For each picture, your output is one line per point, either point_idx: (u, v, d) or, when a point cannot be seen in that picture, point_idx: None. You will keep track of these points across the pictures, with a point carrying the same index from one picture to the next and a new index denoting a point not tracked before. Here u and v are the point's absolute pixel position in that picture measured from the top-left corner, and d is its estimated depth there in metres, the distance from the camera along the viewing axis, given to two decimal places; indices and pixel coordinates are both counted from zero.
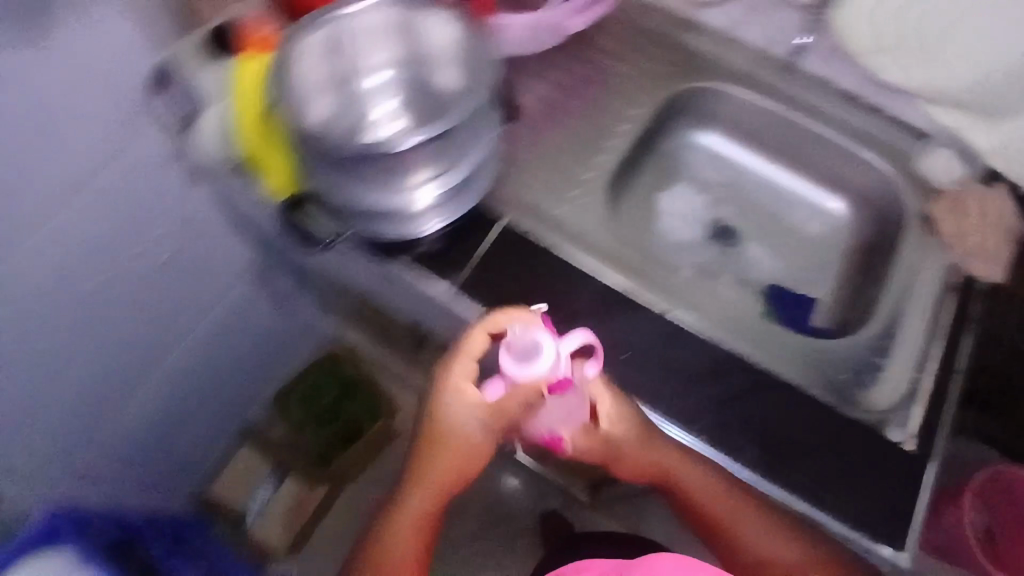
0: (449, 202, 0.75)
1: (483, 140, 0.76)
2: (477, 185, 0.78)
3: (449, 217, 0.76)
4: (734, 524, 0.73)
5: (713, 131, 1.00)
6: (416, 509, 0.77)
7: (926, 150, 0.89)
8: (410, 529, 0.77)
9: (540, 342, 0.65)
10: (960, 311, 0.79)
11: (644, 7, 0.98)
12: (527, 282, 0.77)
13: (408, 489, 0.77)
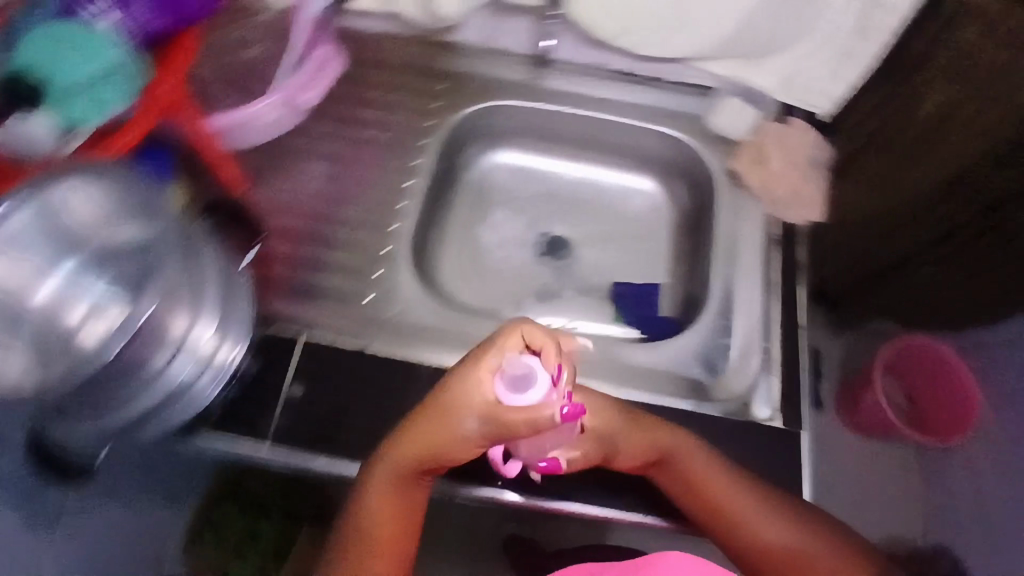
0: (225, 324, 0.63)
1: (204, 258, 0.62)
2: (237, 289, 0.64)
3: (235, 335, 0.63)
4: (735, 516, 0.62)
5: (507, 148, 0.96)
6: (401, 510, 0.60)
7: (712, 106, 0.87)
8: (387, 538, 0.59)
9: (532, 375, 0.51)
10: (788, 261, 0.78)
11: (385, 48, 0.92)
12: (356, 400, 0.69)
13: (388, 501, 0.59)
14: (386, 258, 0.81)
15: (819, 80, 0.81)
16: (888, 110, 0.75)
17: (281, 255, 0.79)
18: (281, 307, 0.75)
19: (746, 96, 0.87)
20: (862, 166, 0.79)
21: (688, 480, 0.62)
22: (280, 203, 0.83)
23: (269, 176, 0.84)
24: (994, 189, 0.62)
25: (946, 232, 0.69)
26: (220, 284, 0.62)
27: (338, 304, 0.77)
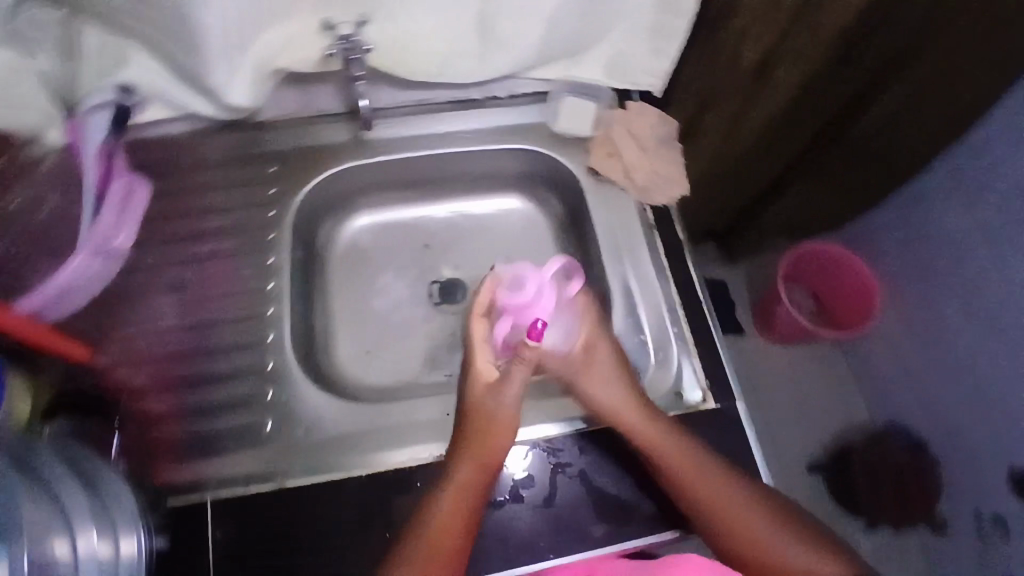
0: (111, 519, 0.57)
1: (45, 464, 0.57)
2: (107, 480, 0.60)
3: (128, 525, 0.58)
4: (745, 523, 0.66)
5: (365, 211, 0.90)
6: (465, 494, 0.64)
7: (553, 110, 0.87)
8: (442, 531, 0.62)
9: (523, 274, 0.72)
10: (669, 240, 0.78)
11: (194, 145, 0.82)
12: (293, 541, 0.64)
13: (462, 482, 0.64)
14: (272, 374, 0.74)
15: (641, 61, 0.83)
16: (708, 74, 0.89)
17: (157, 414, 0.71)
18: (175, 473, 0.67)
19: (579, 92, 0.87)
20: (707, 124, 0.96)
21: (700, 476, 0.65)
22: (135, 356, 0.73)
23: (113, 327, 0.74)
24: (859, 75, 0.81)
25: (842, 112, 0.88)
26: (76, 484, 0.57)
27: (237, 444, 0.70)
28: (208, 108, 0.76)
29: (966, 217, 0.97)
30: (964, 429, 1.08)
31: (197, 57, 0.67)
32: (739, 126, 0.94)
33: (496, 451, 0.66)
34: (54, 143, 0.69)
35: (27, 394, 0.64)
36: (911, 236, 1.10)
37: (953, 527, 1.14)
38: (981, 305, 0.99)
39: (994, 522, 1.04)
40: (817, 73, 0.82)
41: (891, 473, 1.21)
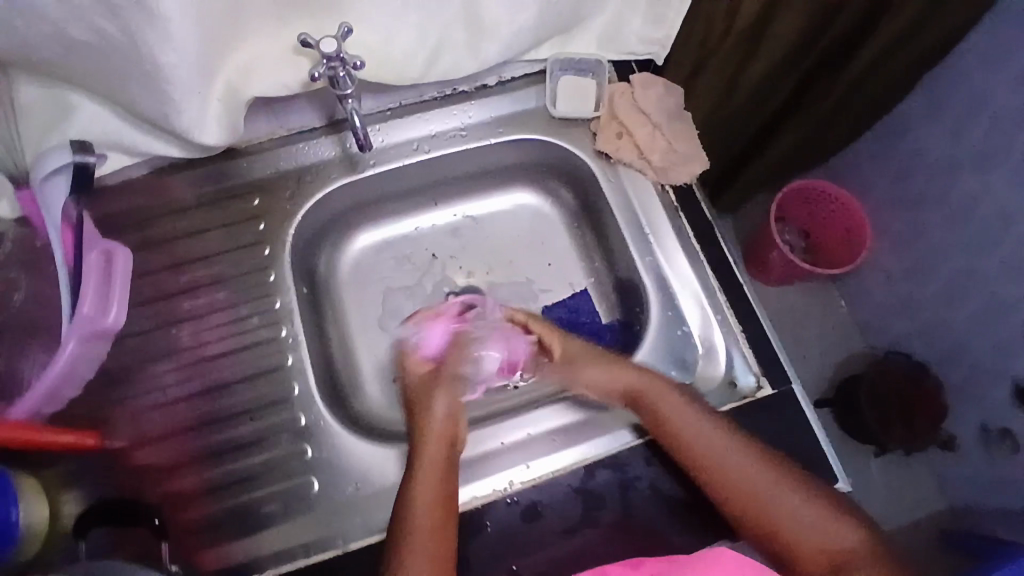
0: None
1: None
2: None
3: None
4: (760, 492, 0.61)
5: (365, 232, 0.84)
6: (436, 475, 0.61)
7: (551, 93, 0.79)
8: (431, 518, 0.58)
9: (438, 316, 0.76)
10: (697, 223, 0.74)
11: (166, 186, 0.74)
12: None
13: (426, 460, 0.62)
14: (306, 431, 0.69)
15: (636, 29, 0.76)
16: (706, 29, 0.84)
17: (188, 491, 0.66)
18: (220, 553, 0.63)
19: (573, 70, 0.79)
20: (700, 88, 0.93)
21: (686, 429, 0.63)
22: (153, 433, 0.68)
23: (118, 406, 0.69)
24: (834, 40, 0.79)
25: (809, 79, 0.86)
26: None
27: (286, 514, 0.65)
28: (179, 152, 0.70)
29: (953, 142, 0.92)
30: (971, 348, 1.01)
31: (162, 99, 0.59)
32: (727, 92, 0.92)
33: (444, 433, 0.65)
34: (3, 218, 0.67)
35: (43, 498, 0.63)
36: (903, 168, 1.03)
37: (961, 442, 1.08)
38: (976, 226, 0.94)
39: (1003, 433, 1.00)
40: (800, 36, 0.79)
41: (902, 395, 1.10)
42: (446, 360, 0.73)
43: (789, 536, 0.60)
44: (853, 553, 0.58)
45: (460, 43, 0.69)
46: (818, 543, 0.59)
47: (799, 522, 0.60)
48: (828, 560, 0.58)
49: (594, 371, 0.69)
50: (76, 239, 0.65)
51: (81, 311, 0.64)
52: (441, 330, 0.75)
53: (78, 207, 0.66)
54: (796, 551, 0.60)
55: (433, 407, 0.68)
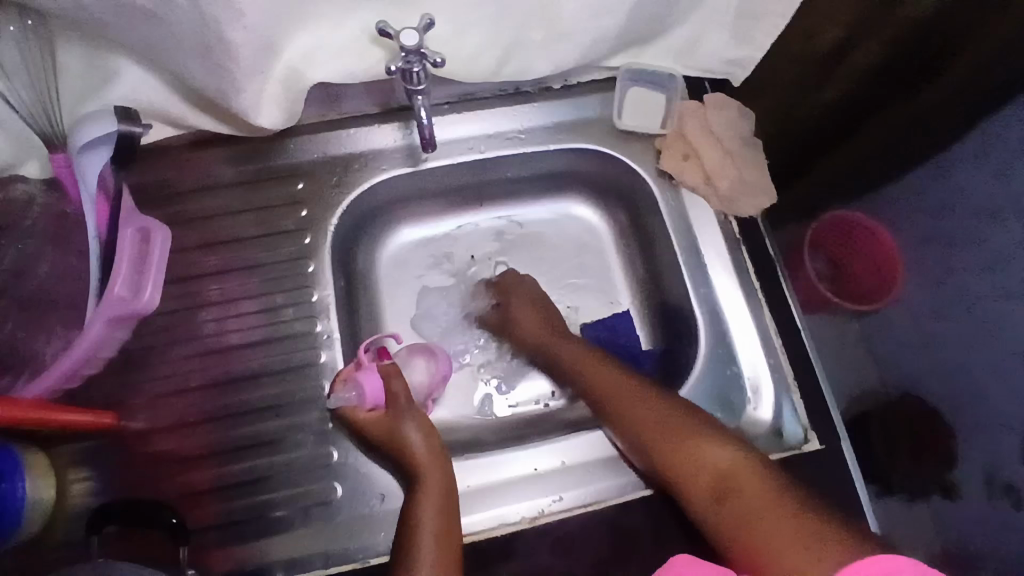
0: None
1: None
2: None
3: None
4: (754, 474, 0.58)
5: (407, 227, 0.81)
6: (438, 506, 0.60)
7: (616, 102, 0.76)
8: (433, 541, 0.57)
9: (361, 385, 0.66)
10: (760, 257, 0.73)
11: (207, 162, 0.70)
12: None
13: (428, 483, 0.61)
14: (332, 433, 0.67)
15: (719, 47, 0.71)
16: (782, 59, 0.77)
17: (201, 486, 0.63)
18: (229, 554, 0.61)
19: (644, 82, 0.75)
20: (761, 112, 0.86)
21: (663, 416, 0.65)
22: (172, 420, 0.65)
23: (137, 389, 0.66)
24: (911, 75, 0.72)
25: (867, 115, 0.78)
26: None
27: (304, 520, 0.63)
28: (228, 130, 0.68)
29: (989, 183, 0.82)
30: (991, 402, 0.88)
31: (222, 78, 0.56)
32: (786, 122, 0.84)
33: (433, 456, 0.63)
34: (33, 179, 0.64)
35: (53, 477, 0.61)
36: (936, 210, 0.90)
37: (962, 490, 0.93)
38: (1015, 277, 0.82)
39: (1010, 489, 0.86)
40: (880, 64, 0.72)
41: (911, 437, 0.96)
42: (392, 400, 0.67)
43: (688, 467, 0.61)
44: (741, 477, 0.58)
45: (538, 44, 0.65)
46: (712, 474, 0.60)
47: (705, 454, 0.61)
48: (719, 483, 0.59)
49: (523, 311, 0.76)
50: (111, 215, 0.64)
51: (112, 292, 0.62)
52: (373, 374, 0.67)
53: (117, 181, 0.65)
54: (695, 476, 0.60)
55: (411, 438, 0.64)
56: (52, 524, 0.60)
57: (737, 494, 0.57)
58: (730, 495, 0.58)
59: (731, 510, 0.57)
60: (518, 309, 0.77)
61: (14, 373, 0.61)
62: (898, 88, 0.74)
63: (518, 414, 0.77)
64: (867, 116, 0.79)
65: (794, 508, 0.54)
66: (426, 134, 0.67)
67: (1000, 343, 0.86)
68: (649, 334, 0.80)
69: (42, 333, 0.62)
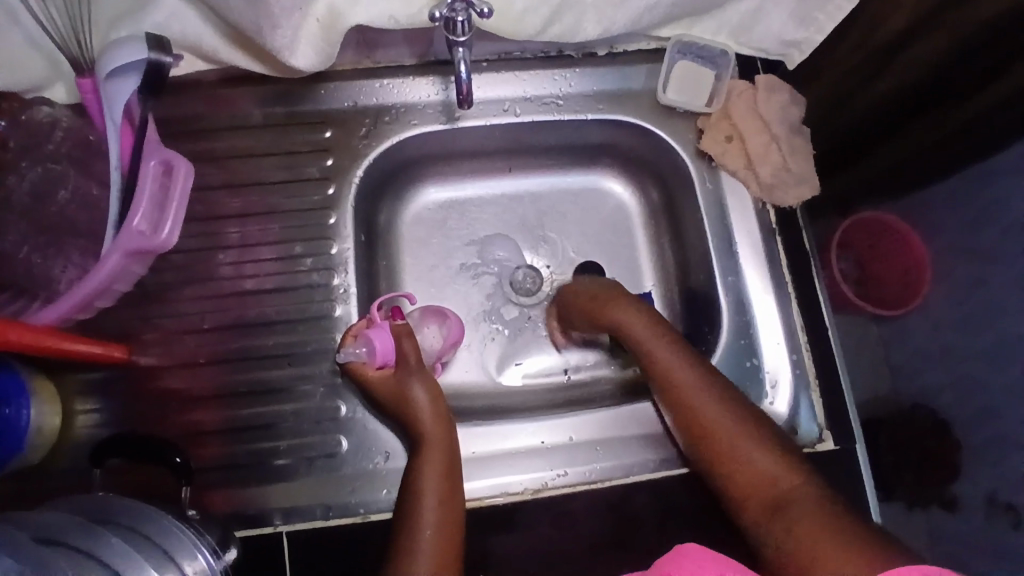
0: (166, 558, 0.49)
1: (74, 518, 0.47)
2: (150, 520, 0.50)
3: (187, 562, 0.50)
4: (794, 497, 0.55)
5: (431, 187, 0.79)
6: (440, 467, 0.59)
7: (662, 74, 0.72)
8: (439, 513, 0.57)
9: (373, 340, 0.64)
10: (794, 252, 0.70)
11: (236, 102, 0.69)
12: None
13: (428, 449, 0.60)
14: (342, 387, 0.66)
15: (779, 27, 0.67)
16: (836, 48, 0.72)
17: (207, 427, 0.63)
18: (230, 496, 0.61)
19: (693, 56, 0.72)
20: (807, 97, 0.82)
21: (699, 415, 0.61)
22: (183, 359, 0.65)
23: (150, 325, 0.65)
24: (973, 76, 0.68)
25: (921, 110, 0.74)
26: (121, 532, 0.48)
27: (309, 469, 0.63)
28: (259, 68, 0.66)
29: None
30: (1006, 419, 0.86)
31: (259, 14, 0.54)
32: (840, 107, 0.79)
33: (437, 420, 0.62)
34: (58, 103, 0.63)
35: (59, 404, 0.62)
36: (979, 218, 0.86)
37: (964, 507, 0.94)
38: None
39: (1012, 511, 0.86)
40: (943, 61, 0.68)
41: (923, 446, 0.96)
42: (401, 359, 0.65)
43: (738, 476, 0.58)
44: (791, 492, 0.56)
45: (590, 6, 0.62)
46: (765, 485, 0.57)
47: (757, 464, 0.58)
48: (768, 495, 0.57)
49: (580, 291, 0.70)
50: (136, 141, 0.60)
51: (130, 224, 0.59)
52: (384, 333, 0.65)
53: (144, 109, 0.61)
54: (742, 484, 0.58)
55: (416, 395, 0.63)
56: (54, 451, 0.61)
57: (787, 511, 0.55)
58: (778, 508, 0.56)
59: (777, 523, 0.54)
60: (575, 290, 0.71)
61: (30, 298, 0.61)
62: (957, 87, 0.70)
63: (520, 388, 0.76)
64: (920, 111, 0.74)
65: (837, 523, 0.52)
66: (462, 91, 0.62)
67: (1023, 361, 0.83)
68: (670, 318, 0.78)
69: (59, 259, 0.62)
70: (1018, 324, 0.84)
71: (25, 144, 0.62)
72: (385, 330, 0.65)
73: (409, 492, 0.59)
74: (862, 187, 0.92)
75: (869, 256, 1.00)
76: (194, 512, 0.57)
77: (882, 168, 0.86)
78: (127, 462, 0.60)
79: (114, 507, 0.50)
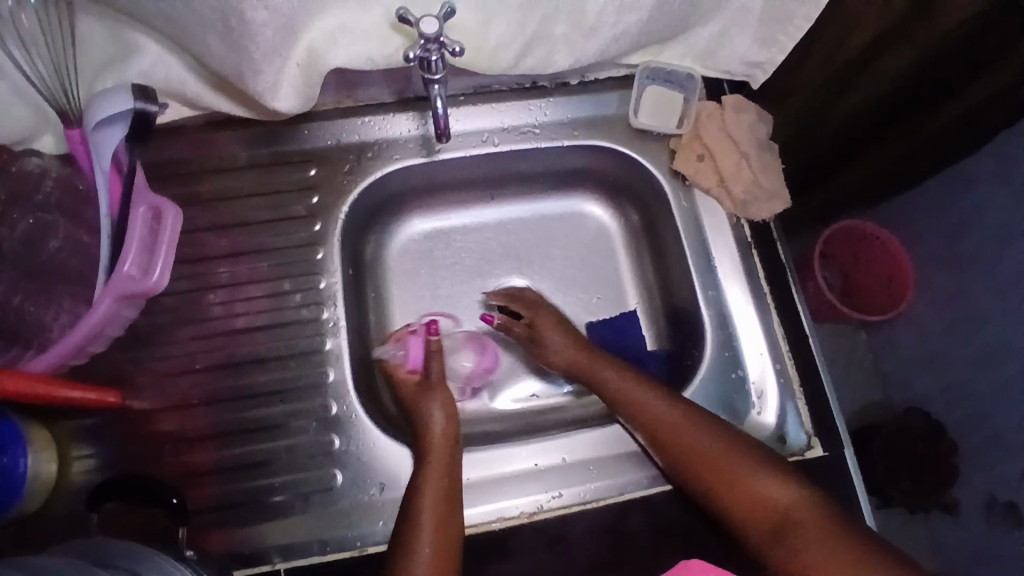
0: None
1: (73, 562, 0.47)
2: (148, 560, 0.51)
3: None
4: (801, 527, 0.57)
5: (415, 219, 0.81)
6: (439, 488, 0.60)
7: (634, 99, 0.75)
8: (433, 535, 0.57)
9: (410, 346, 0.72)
10: (771, 264, 0.72)
11: (222, 146, 0.70)
12: None
13: (429, 465, 0.61)
14: (336, 420, 0.66)
15: (742, 50, 0.70)
16: (797, 67, 0.75)
17: (203, 467, 0.64)
18: (227, 536, 0.61)
19: (662, 81, 0.75)
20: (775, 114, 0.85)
21: (692, 450, 0.62)
22: (176, 400, 0.65)
23: (142, 368, 0.66)
24: (932, 85, 0.71)
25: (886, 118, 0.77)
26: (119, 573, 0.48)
27: (305, 505, 0.63)
28: (243, 112, 0.68)
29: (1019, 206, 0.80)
30: (999, 416, 0.87)
31: (242, 60, 0.56)
32: (811, 120, 0.82)
33: (445, 437, 0.63)
34: (47, 153, 0.64)
35: (54, 451, 0.62)
36: (958, 218, 0.89)
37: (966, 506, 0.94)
38: None
39: (1012, 508, 0.87)
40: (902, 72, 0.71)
41: (918, 452, 0.97)
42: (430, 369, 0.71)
43: (745, 508, 0.60)
44: (794, 513, 0.58)
45: (560, 38, 0.64)
46: (772, 514, 0.59)
47: (760, 491, 0.60)
48: (775, 520, 0.58)
49: (554, 335, 0.73)
50: (125, 188, 0.63)
51: (120, 269, 0.62)
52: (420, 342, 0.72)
53: (132, 157, 0.65)
54: (744, 506, 0.60)
55: (433, 412, 0.66)
56: (51, 498, 0.61)
57: (791, 531, 0.57)
58: (786, 536, 0.57)
59: (784, 548, 0.56)
60: (548, 335, 0.73)
61: (23, 346, 0.62)
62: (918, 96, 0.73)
63: (514, 412, 0.77)
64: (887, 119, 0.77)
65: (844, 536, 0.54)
66: (441, 126, 0.65)
67: (1011, 357, 0.85)
68: (656, 335, 0.79)
69: (51, 307, 0.63)
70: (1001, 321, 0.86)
71: (15, 196, 0.64)
72: (423, 340, 0.72)
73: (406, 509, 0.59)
74: (837, 194, 0.94)
75: (853, 265, 1.02)
76: (192, 553, 0.57)
77: (857, 179, 0.89)
78: (123, 505, 0.60)
79: (114, 549, 0.50)
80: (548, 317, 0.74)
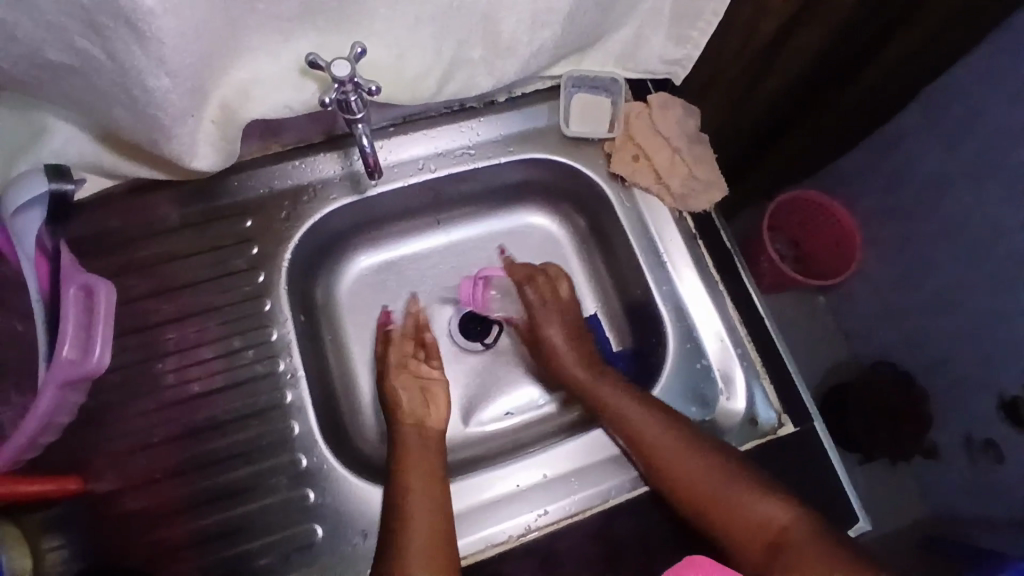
0: None
1: None
2: None
3: None
4: (791, 540, 0.57)
5: (362, 254, 0.80)
6: (427, 516, 0.59)
7: (562, 107, 0.76)
8: (426, 523, 0.58)
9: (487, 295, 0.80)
10: (718, 251, 0.74)
11: (150, 212, 0.68)
12: None
13: (409, 461, 0.64)
14: (308, 473, 0.65)
15: (659, 48, 0.71)
16: (716, 59, 0.75)
17: (178, 543, 0.62)
18: None
19: (589, 87, 0.75)
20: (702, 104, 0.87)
21: (680, 470, 0.63)
22: (139, 479, 0.63)
23: (98, 452, 0.64)
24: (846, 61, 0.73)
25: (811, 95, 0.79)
26: None
27: (288, 565, 0.62)
28: (162, 175, 0.66)
29: (946, 161, 0.83)
30: (962, 361, 0.91)
31: (152, 126, 0.55)
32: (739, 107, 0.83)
33: (427, 437, 0.66)
34: None
35: (26, 547, 0.59)
36: (894, 176, 0.92)
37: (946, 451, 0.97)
38: (968, 240, 0.85)
39: (988, 447, 0.90)
40: (817, 52, 0.72)
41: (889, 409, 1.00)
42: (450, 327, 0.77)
43: (737, 530, 0.60)
44: (783, 529, 0.58)
45: (478, 61, 0.64)
46: (763, 531, 0.59)
47: (746, 512, 0.60)
48: (768, 538, 0.59)
49: (560, 337, 0.74)
50: (52, 271, 0.62)
51: (59, 355, 0.60)
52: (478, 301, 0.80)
53: (55, 238, 0.63)
54: (744, 537, 0.60)
55: (407, 405, 0.68)
56: None
57: (785, 546, 0.57)
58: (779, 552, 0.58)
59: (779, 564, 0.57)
60: (555, 336, 0.74)
61: None
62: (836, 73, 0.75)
63: (491, 433, 0.76)
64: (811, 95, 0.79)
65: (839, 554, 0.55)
66: (371, 162, 0.64)
67: (965, 303, 0.88)
68: (619, 335, 0.80)
69: None
70: (951, 272, 0.89)
71: None
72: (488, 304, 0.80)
73: (394, 504, 0.60)
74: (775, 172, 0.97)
75: (804, 234, 1.05)
76: None
77: (793, 149, 0.92)
78: None
79: None
80: (554, 313, 0.75)
